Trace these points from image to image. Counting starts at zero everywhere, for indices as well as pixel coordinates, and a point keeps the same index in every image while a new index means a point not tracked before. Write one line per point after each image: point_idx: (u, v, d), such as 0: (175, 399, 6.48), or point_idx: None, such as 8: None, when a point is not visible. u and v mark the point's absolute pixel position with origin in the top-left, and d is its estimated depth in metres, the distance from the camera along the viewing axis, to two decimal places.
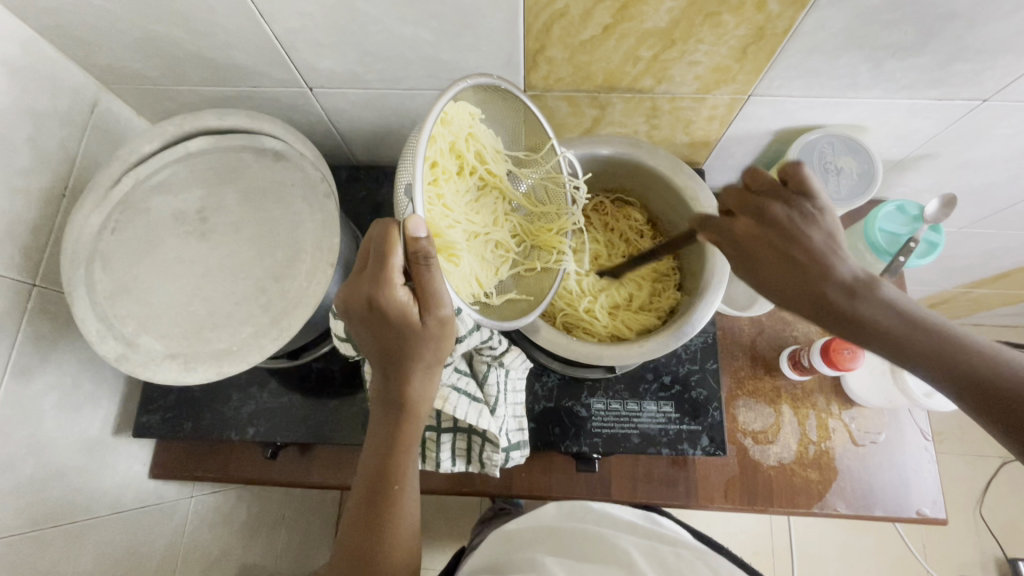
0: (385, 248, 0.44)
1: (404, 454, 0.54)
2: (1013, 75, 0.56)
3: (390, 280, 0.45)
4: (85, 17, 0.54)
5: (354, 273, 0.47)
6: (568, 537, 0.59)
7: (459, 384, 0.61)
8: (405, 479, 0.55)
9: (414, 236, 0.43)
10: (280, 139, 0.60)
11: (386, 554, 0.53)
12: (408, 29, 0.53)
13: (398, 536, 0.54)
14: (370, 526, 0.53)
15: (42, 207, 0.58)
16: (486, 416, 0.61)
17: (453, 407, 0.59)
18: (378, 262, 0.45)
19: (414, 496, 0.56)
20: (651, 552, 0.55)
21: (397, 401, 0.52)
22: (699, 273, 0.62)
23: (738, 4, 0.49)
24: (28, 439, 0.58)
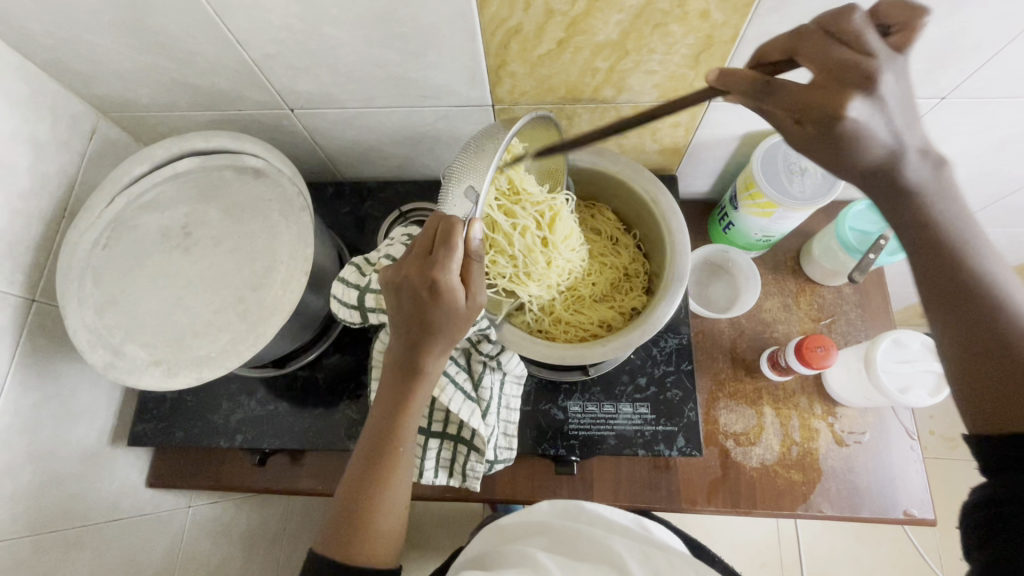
0: (450, 238, 0.47)
1: (410, 422, 0.55)
2: (966, 73, 0.57)
3: (451, 267, 0.47)
4: (81, 51, 0.59)
5: (413, 252, 0.49)
6: (560, 538, 0.57)
7: (455, 377, 0.63)
8: (408, 444, 0.56)
9: (474, 237, 0.49)
10: (260, 157, 0.63)
11: (376, 517, 0.55)
12: (374, 50, 0.57)
13: (390, 502, 0.56)
14: (367, 486, 0.55)
15: (42, 227, 0.62)
16: (477, 417, 0.62)
17: (448, 398, 0.61)
18: (442, 249, 0.47)
19: (409, 465, 0.57)
20: (644, 553, 0.52)
21: (413, 367, 0.53)
22: (662, 272, 0.64)
23: (682, 14, 0.51)
24: (27, 447, 0.61)
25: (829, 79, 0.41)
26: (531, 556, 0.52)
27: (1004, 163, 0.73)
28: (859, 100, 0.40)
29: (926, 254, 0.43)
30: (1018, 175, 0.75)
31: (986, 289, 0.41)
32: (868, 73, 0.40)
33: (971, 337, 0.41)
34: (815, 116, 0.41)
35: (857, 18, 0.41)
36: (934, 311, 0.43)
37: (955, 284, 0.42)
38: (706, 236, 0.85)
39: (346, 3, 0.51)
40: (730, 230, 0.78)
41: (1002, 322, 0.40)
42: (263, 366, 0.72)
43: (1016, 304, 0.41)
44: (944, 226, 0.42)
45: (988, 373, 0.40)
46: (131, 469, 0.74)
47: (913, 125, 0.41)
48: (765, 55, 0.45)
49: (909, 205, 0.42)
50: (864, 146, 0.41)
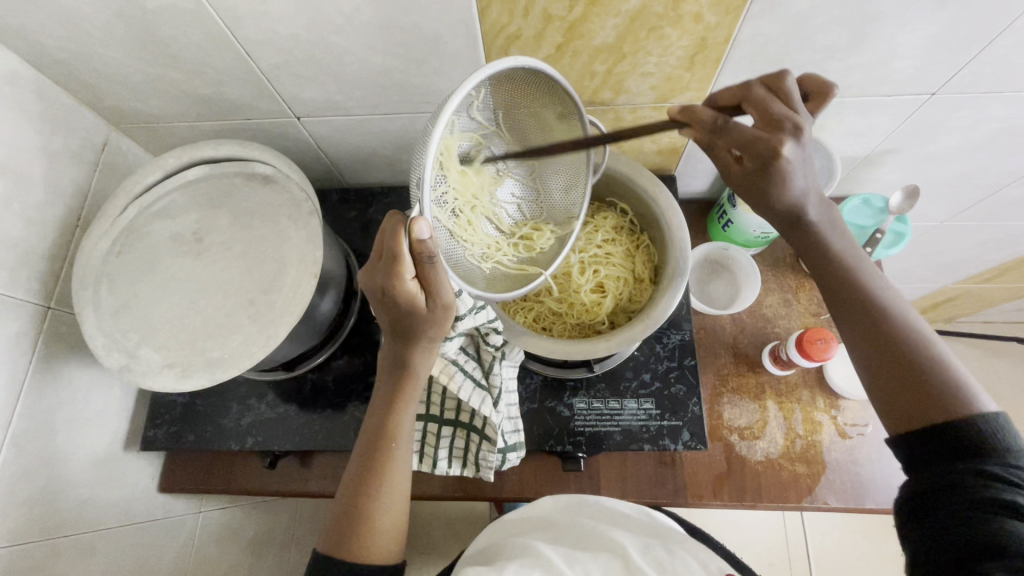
0: (394, 246, 0.47)
1: (404, 416, 0.58)
2: (953, 69, 0.58)
3: (402, 274, 0.47)
4: (94, 65, 0.60)
5: (372, 262, 0.51)
6: (565, 530, 0.59)
7: (464, 365, 0.65)
8: (402, 439, 0.59)
9: (418, 239, 0.45)
10: (270, 164, 0.65)
11: (375, 514, 0.57)
12: (378, 59, 0.59)
13: (386, 499, 0.57)
14: (363, 482, 0.57)
15: (56, 236, 0.64)
16: (488, 405, 0.64)
17: (457, 385, 0.63)
18: (389, 259, 0.47)
19: (405, 460, 0.60)
20: (647, 547, 0.55)
21: (402, 362, 0.56)
22: (665, 268, 0.65)
23: (676, 17, 0.53)
24: (42, 451, 0.62)
25: (768, 126, 0.48)
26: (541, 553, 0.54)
27: (995, 157, 0.74)
28: (792, 143, 0.47)
29: (835, 276, 0.50)
30: (1010, 168, 0.76)
31: (887, 309, 0.47)
32: (796, 123, 0.47)
33: (882, 344, 0.46)
34: (756, 151, 0.48)
35: (791, 81, 0.49)
36: (848, 323, 0.49)
37: (859, 300, 0.48)
38: (705, 234, 0.86)
39: (351, 13, 0.53)
40: (728, 229, 0.79)
41: (904, 333, 0.46)
42: (274, 369, 0.73)
43: (918, 325, 0.46)
44: (842, 257, 0.50)
45: (902, 378, 0.44)
46: (143, 474, 0.75)
47: (812, 173, 0.49)
48: (721, 102, 0.52)
49: (812, 240, 0.51)
50: (791, 181, 0.48)
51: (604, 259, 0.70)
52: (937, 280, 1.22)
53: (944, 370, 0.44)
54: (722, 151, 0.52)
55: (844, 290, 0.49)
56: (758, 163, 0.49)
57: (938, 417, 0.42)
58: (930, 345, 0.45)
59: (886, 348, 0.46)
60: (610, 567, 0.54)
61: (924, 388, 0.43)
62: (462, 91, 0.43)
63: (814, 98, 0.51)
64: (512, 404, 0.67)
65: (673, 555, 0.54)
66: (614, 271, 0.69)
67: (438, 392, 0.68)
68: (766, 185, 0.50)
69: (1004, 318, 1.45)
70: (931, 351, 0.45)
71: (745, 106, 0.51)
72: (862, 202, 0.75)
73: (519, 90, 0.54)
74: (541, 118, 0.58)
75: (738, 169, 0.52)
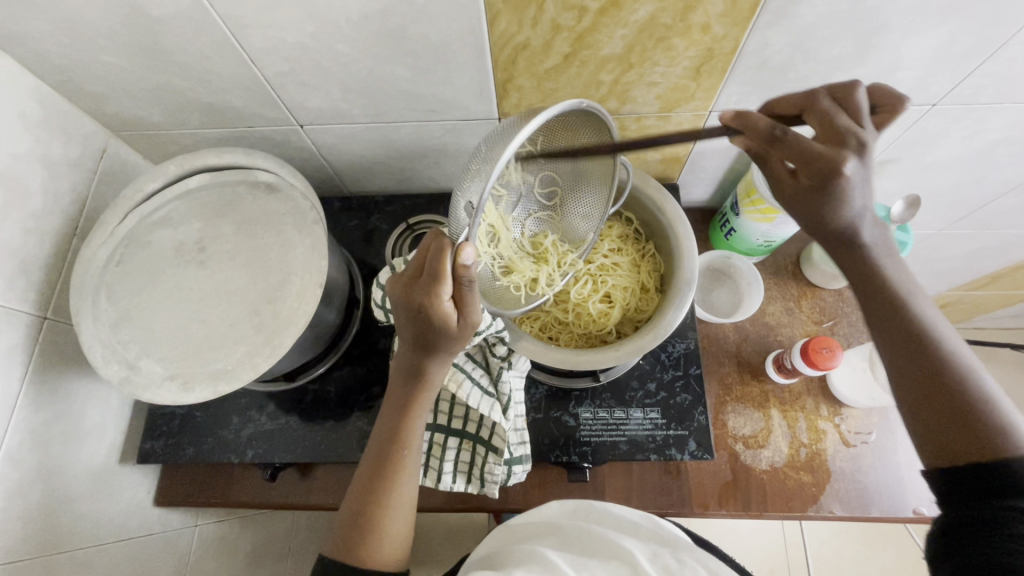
0: (437, 265, 0.47)
1: (416, 424, 0.57)
2: (955, 81, 0.59)
3: (438, 294, 0.47)
4: (94, 71, 0.60)
5: (409, 274, 0.50)
6: (570, 535, 0.57)
7: (471, 373, 0.65)
8: (413, 447, 0.58)
9: (463, 265, 0.46)
10: (273, 172, 0.64)
11: (383, 522, 0.56)
12: (385, 67, 0.58)
13: (394, 507, 0.57)
14: (370, 490, 0.56)
15: (53, 245, 0.63)
16: (498, 411, 0.63)
17: (466, 394, 0.63)
18: (430, 276, 0.47)
19: (414, 471, 0.59)
20: (654, 552, 0.53)
21: (418, 372, 0.55)
22: (671, 279, 0.65)
23: (684, 28, 0.53)
24: (38, 466, 0.61)
25: (832, 141, 0.49)
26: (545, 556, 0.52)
27: (993, 167, 0.75)
28: (857, 161, 0.48)
29: (880, 309, 0.49)
30: (1007, 177, 0.77)
31: (934, 343, 0.46)
32: (861, 140, 0.48)
33: (921, 384, 0.45)
34: (813, 168, 0.49)
35: (860, 96, 0.50)
36: (893, 359, 0.48)
37: (902, 339, 0.47)
38: (708, 243, 0.87)
39: (359, 22, 0.53)
40: (731, 237, 0.79)
41: (948, 373, 0.44)
42: (276, 380, 0.72)
43: (959, 358, 0.45)
44: (895, 285, 0.49)
45: (950, 420, 0.43)
46: (139, 488, 0.73)
47: (870, 195, 0.49)
48: (776, 109, 0.54)
49: (859, 263, 0.50)
50: (846, 200, 0.48)
51: (611, 269, 0.70)
52: (931, 287, 1.24)
53: (994, 415, 0.42)
54: (778, 167, 0.53)
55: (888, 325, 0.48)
56: (811, 181, 0.50)
57: (982, 459, 0.41)
58: (975, 384, 0.44)
59: (928, 391, 0.45)
60: (616, 571, 0.52)
61: (969, 431, 0.42)
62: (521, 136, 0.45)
63: (885, 111, 0.51)
64: (519, 415, 0.67)
65: (680, 558, 0.52)
66: (621, 280, 0.69)
67: (447, 400, 0.68)
68: (821, 203, 0.50)
69: (997, 324, 1.47)
70: (977, 390, 0.44)
71: (808, 116, 0.52)
72: None
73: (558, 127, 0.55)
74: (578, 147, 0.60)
75: (789, 181, 0.52)
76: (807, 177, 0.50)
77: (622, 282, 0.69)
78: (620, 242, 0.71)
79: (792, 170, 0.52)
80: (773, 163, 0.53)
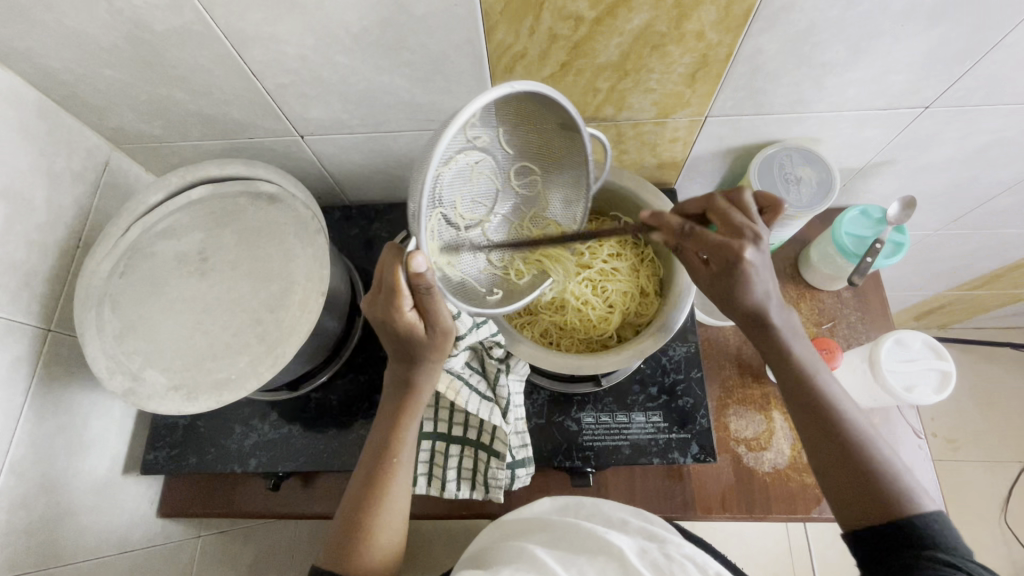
0: (395, 280, 0.48)
1: (409, 433, 0.58)
2: (946, 83, 0.60)
3: (400, 306, 0.49)
4: (97, 85, 0.60)
5: (374, 289, 0.52)
6: (560, 530, 0.57)
7: (469, 380, 0.65)
8: (404, 456, 0.58)
9: (417, 272, 0.46)
10: (274, 183, 0.65)
11: (375, 530, 0.56)
12: (384, 77, 0.59)
13: (386, 514, 0.57)
14: (365, 497, 0.57)
15: (57, 258, 0.63)
16: (497, 415, 0.64)
17: (464, 400, 0.63)
18: (389, 291, 0.49)
19: (407, 479, 0.59)
20: (642, 548, 0.53)
21: (407, 382, 0.56)
22: (670, 284, 0.66)
23: (679, 36, 0.54)
24: (41, 478, 0.61)
25: (731, 234, 0.51)
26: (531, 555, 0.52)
27: (987, 168, 0.76)
28: (754, 249, 0.49)
29: (788, 386, 0.52)
30: (1001, 178, 0.78)
31: (843, 415, 0.50)
32: (756, 231, 0.50)
33: (835, 458, 0.49)
34: (720, 258, 0.50)
35: (751, 202, 0.52)
36: (803, 429, 0.51)
37: (812, 412, 0.51)
38: None
39: (358, 34, 0.53)
40: None
41: (856, 448, 0.49)
42: (276, 390, 0.72)
43: (863, 429, 0.50)
44: (798, 362, 0.52)
45: (862, 492, 0.47)
46: (142, 499, 0.73)
47: (771, 276, 0.50)
48: (688, 210, 0.56)
49: (768, 343, 0.52)
50: (751, 284, 0.49)
51: (610, 275, 0.71)
52: (929, 287, 1.24)
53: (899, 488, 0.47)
54: (693, 255, 0.54)
55: (797, 400, 0.52)
56: (723, 268, 0.50)
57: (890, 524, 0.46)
58: (876, 452, 0.49)
59: (836, 462, 0.49)
60: (604, 568, 0.51)
61: (876, 501, 0.47)
62: (463, 116, 0.43)
63: (770, 212, 0.56)
64: (521, 418, 0.67)
65: (670, 553, 0.52)
66: (621, 286, 0.70)
67: (445, 408, 0.68)
68: (730, 284, 0.50)
69: (996, 323, 1.48)
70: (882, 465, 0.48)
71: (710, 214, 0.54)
72: (860, 212, 0.76)
73: (520, 114, 0.53)
74: (547, 132, 0.56)
75: (705, 271, 0.53)
76: (717, 263, 0.50)
77: (620, 288, 0.70)
78: (619, 247, 0.72)
79: (705, 260, 0.53)
80: (687, 254, 0.54)
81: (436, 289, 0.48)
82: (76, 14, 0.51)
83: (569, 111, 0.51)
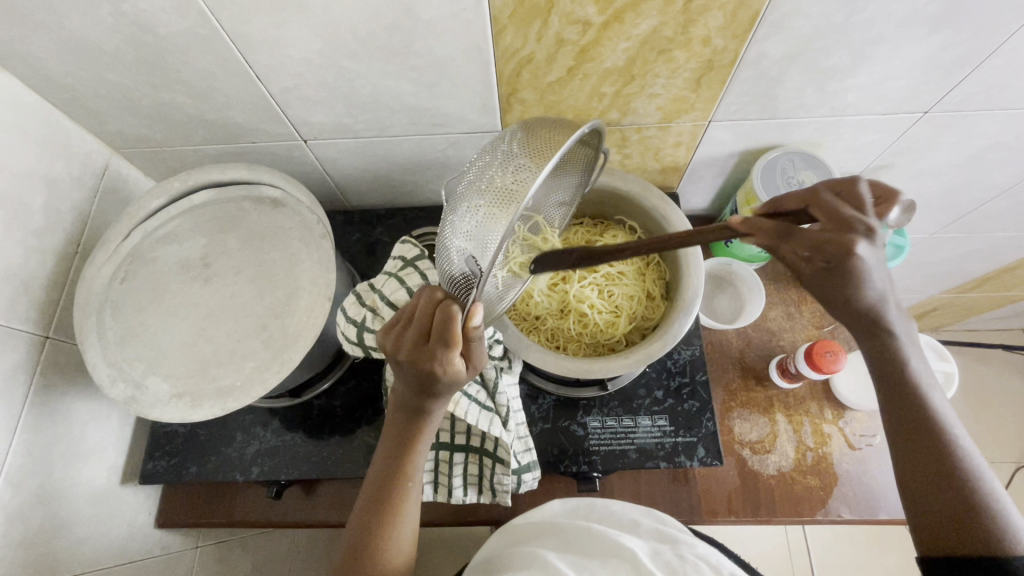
0: (444, 322, 0.47)
1: (421, 457, 0.57)
2: (946, 88, 0.61)
3: (447, 347, 0.48)
4: (98, 89, 0.59)
5: (405, 321, 0.51)
6: (572, 534, 0.57)
7: (469, 390, 0.63)
8: (416, 478, 0.57)
9: (474, 325, 0.48)
10: (278, 187, 0.64)
11: (391, 553, 0.55)
12: (390, 81, 0.59)
13: (399, 537, 0.56)
14: (376, 517, 0.56)
15: (56, 264, 0.62)
16: (497, 426, 0.63)
17: (464, 412, 0.61)
18: (439, 332, 0.48)
19: (416, 501, 0.58)
20: (655, 551, 0.53)
21: (422, 410, 0.55)
22: (677, 287, 0.66)
23: (685, 41, 0.55)
24: (39, 489, 0.59)
25: (839, 229, 0.49)
26: (546, 561, 0.52)
27: (983, 173, 0.77)
28: (866, 243, 0.49)
29: (892, 397, 0.48)
30: (996, 182, 0.79)
31: (951, 442, 0.45)
32: (868, 226, 0.49)
33: (925, 481, 0.45)
34: (830, 253, 0.49)
35: (862, 189, 0.50)
36: (897, 437, 0.48)
37: (918, 427, 0.46)
38: (708, 251, 0.88)
39: (365, 38, 0.53)
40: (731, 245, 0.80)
41: (958, 473, 0.44)
42: (279, 396, 0.72)
43: (971, 458, 0.45)
44: (914, 379, 0.47)
45: (952, 518, 0.43)
46: (140, 509, 0.72)
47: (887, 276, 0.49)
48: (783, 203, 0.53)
49: (881, 351, 0.49)
50: (867, 280, 0.48)
51: (616, 279, 0.71)
52: (924, 290, 1.26)
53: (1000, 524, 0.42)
54: (790, 255, 0.51)
55: (896, 416, 0.48)
56: (832, 265, 0.49)
57: (979, 555, 0.42)
58: (982, 487, 0.44)
59: (936, 481, 0.44)
60: (618, 572, 0.51)
61: (975, 527, 0.42)
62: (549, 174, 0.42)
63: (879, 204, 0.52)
64: (522, 422, 0.67)
65: (684, 556, 0.52)
66: (627, 289, 0.70)
67: (447, 417, 0.67)
68: (839, 284, 0.49)
69: (986, 326, 1.50)
70: (987, 497, 0.43)
71: (812, 209, 0.51)
72: None
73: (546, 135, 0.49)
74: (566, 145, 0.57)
75: (807, 269, 0.51)
76: (825, 264, 0.49)
77: (626, 291, 0.70)
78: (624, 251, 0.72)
79: (804, 258, 0.51)
80: (787, 253, 0.51)
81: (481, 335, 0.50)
82: (79, 18, 0.51)
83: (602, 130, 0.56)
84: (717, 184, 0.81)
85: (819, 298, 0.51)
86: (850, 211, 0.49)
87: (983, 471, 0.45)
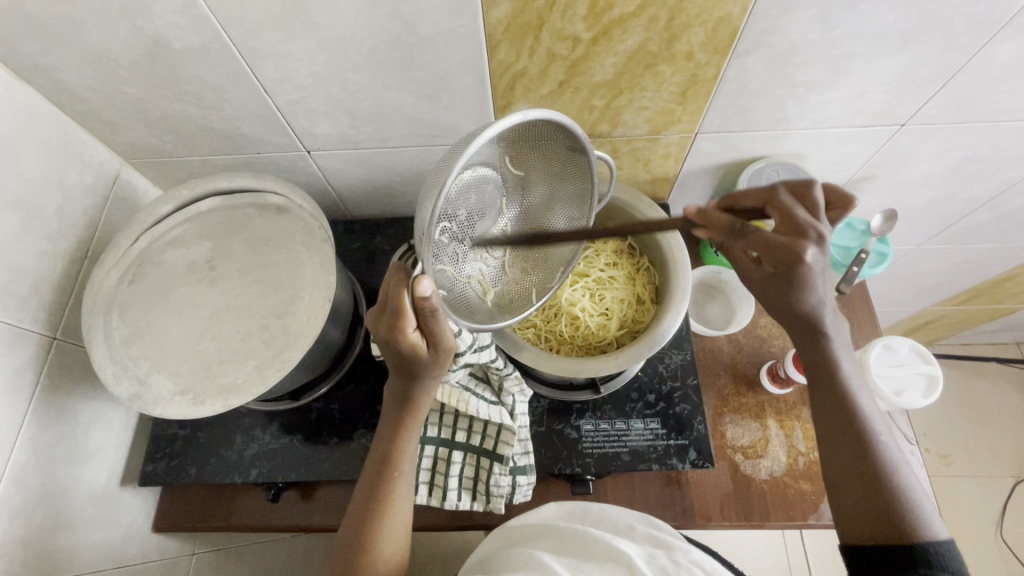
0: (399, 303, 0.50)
1: (410, 444, 0.59)
2: (921, 101, 0.64)
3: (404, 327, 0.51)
4: (113, 101, 0.63)
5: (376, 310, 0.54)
6: (568, 537, 0.57)
7: (476, 389, 0.67)
8: (405, 466, 0.58)
9: (422, 295, 0.47)
10: (282, 195, 0.67)
11: (378, 541, 0.56)
12: (391, 94, 0.62)
13: (387, 527, 0.57)
14: (367, 506, 0.57)
15: (66, 267, 0.64)
16: (505, 418, 0.66)
17: (475, 409, 0.66)
18: (393, 313, 0.51)
19: (408, 489, 0.59)
20: (649, 554, 0.53)
21: (404, 397, 0.57)
22: (665, 291, 0.68)
23: (669, 56, 0.58)
24: (40, 487, 0.60)
25: (793, 232, 0.54)
26: (541, 563, 0.52)
27: (963, 184, 0.80)
28: (813, 247, 0.52)
29: (824, 403, 0.53)
30: (977, 193, 0.82)
31: (876, 442, 0.50)
32: (818, 231, 0.53)
33: (849, 465, 0.50)
34: (779, 256, 0.53)
35: (815, 193, 0.56)
36: (825, 426, 0.53)
37: (838, 413, 0.52)
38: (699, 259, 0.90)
39: (367, 52, 0.56)
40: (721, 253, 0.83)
41: (878, 460, 0.49)
42: (280, 399, 0.73)
43: (890, 452, 0.50)
44: (840, 376, 0.53)
45: (872, 505, 0.48)
46: (139, 512, 0.73)
47: (828, 279, 0.53)
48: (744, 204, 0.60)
49: (816, 354, 0.54)
50: (809, 284, 0.52)
51: (607, 283, 0.73)
52: (915, 303, 1.28)
53: (909, 507, 0.47)
54: (741, 253, 0.58)
55: (821, 406, 0.53)
56: (777, 269, 0.53)
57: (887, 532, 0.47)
58: (900, 477, 0.48)
59: (851, 456, 0.50)
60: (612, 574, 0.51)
61: (890, 509, 0.47)
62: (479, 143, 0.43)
63: (837, 207, 0.59)
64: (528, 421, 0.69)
65: (676, 557, 0.52)
66: (618, 293, 0.72)
67: (449, 414, 0.69)
68: (783, 287, 0.53)
69: (979, 340, 1.51)
70: (902, 482, 0.48)
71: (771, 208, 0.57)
72: (844, 225, 0.79)
73: (528, 139, 0.52)
74: (555, 152, 0.55)
75: (755, 270, 0.56)
76: (772, 266, 0.54)
77: (616, 293, 0.72)
78: (615, 256, 0.75)
79: (756, 259, 0.56)
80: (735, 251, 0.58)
81: (441, 310, 0.49)
82: (99, 33, 0.54)
83: (579, 136, 0.51)
84: (706, 194, 0.84)
85: (764, 301, 0.56)
86: (789, 213, 0.55)
87: (900, 463, 0.49)
